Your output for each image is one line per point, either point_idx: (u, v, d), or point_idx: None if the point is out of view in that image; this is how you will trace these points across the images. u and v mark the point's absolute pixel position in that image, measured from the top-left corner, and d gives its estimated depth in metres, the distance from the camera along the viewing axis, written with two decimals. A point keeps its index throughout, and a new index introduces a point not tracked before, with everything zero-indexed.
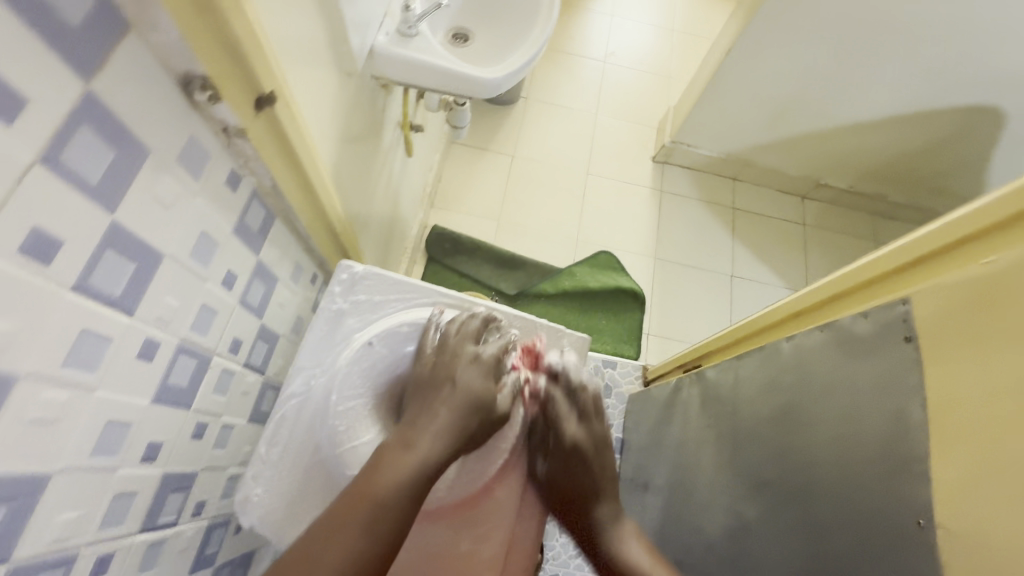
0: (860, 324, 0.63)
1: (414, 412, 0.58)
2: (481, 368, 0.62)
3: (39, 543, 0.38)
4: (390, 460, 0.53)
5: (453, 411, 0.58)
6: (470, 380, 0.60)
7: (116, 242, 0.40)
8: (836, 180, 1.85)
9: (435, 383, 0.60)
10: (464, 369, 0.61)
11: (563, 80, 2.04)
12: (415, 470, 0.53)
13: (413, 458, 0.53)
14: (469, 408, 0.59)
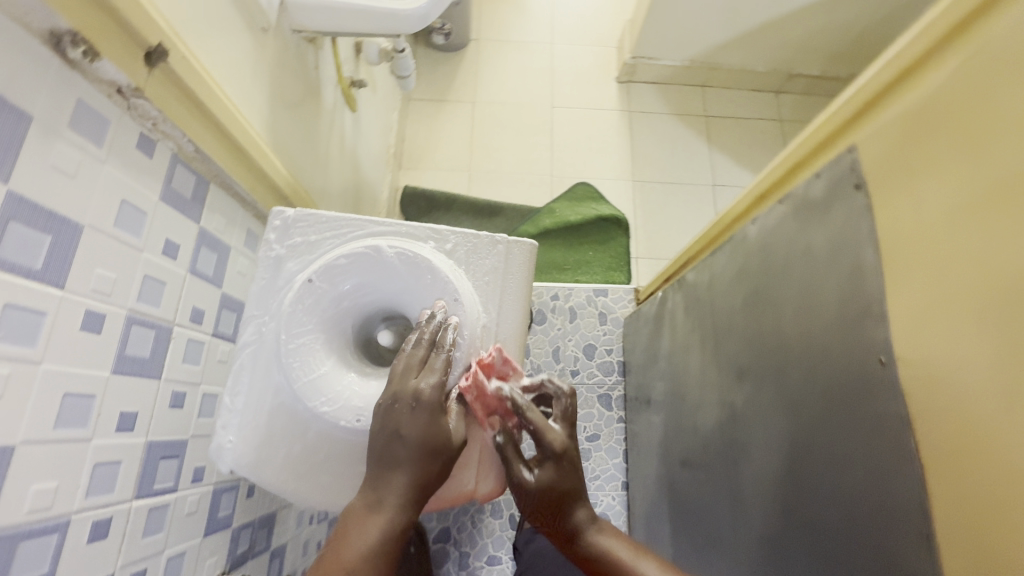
0: (815, 187, 0.61)
1: (374, 475, 0.51)
2: (431, 409, 0.51)
3: (17, 511, 0.40)
4: (358, 526, 0.48)
5: (409, 465, 0.50)
6: (419, 429, 0.51)
7: (20, 213, 0.39)
8: (807, 68, 1.79)
9: (385, 441, 0.51)
10: (406, 420, 0.50)
11: (512, 13, 1.95)
12: (382, 539, 0.48)
13: (377, 526, 0.48)
14: (428, 459, 0.50)
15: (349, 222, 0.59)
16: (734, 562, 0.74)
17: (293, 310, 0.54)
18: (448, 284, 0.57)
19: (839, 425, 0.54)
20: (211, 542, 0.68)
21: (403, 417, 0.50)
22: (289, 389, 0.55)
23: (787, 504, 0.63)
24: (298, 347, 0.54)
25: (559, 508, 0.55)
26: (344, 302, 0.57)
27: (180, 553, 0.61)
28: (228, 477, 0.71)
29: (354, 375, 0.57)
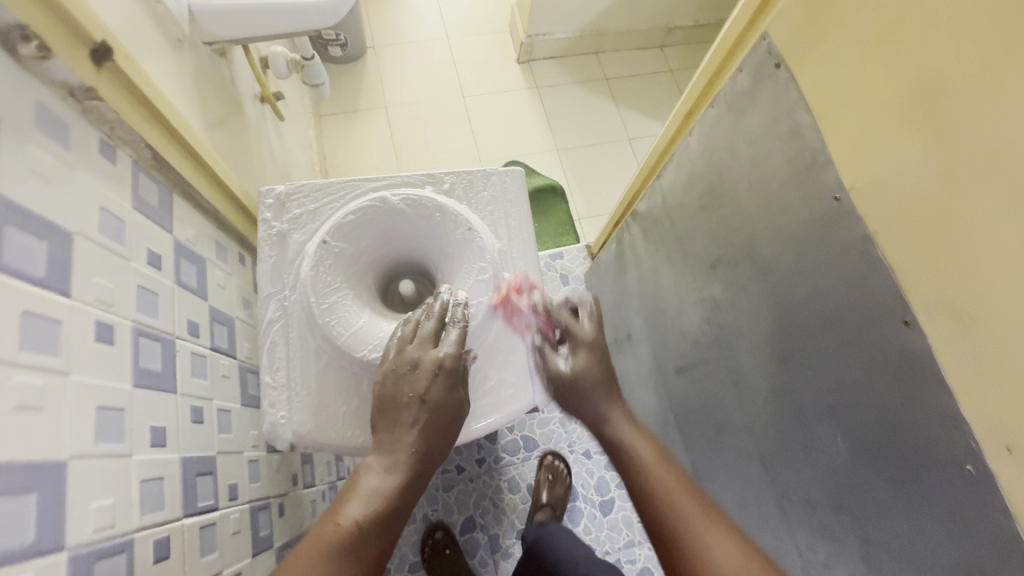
0: (739, 80, 0.70)
1: (389, 434, 0.50)
2: (453, 371, 0.54)
3: (83, 530, 0.37)
4: (365, 487, 0.46)
5: (428, 428, 0.50)
6: (440, 393, 0.52)
7: (14, 217, 0.37)
8: (682, 21, 1.97)
9: (403, 406, 0.51)
10: (429, 383, 0.52)
11: (402, 17, 1.98)
12: (396, 494, 0.46)
13: (388, 486, 0.46)
14: (448, 428, 0.52)
15: (340, 185, 0.63)
16: (751, 434, 0.82)
17: (314, 273, 0.58)
18: (458, 218, 0.62)
19: (811, 267, 0.63)
20: (260, 563, 0.65)
21: (426, 382, 0.52)
22: (331, 347, 0.58)
23: (784, 357, 0.71)
24: (330, 305, 0.58)
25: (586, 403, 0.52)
26: (362, 257, 0.62)
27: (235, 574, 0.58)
28: (259, 496, 0.68)
29: (388, 321, 0.61)
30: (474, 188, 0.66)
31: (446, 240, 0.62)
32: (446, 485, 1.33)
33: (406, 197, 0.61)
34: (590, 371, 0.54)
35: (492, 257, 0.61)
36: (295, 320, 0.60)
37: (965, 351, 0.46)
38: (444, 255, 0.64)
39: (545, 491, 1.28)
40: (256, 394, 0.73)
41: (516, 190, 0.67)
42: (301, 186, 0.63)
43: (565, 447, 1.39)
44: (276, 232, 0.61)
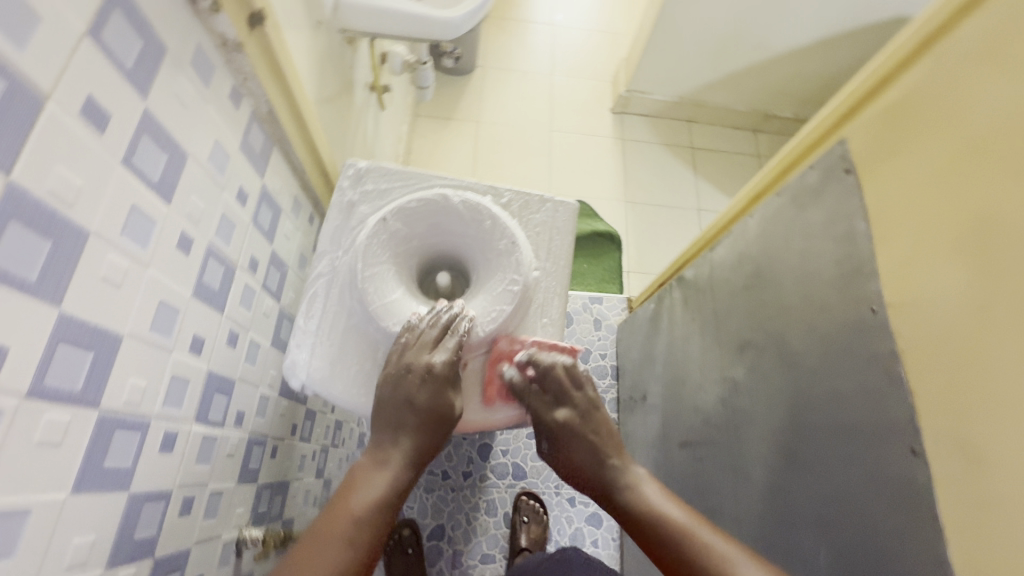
0: (809, 176, 0.72)
1: (380, 434, 0.56)
2: (444, 380, 0.59)
3: (117, 398, 0.43)
4: (364, 481, 0.52)
5: (417, 432, 0.56)
6: (427, 400, 0.57)
7: (150, 128, 0.45)
8: (781, 110, 2.00)
9: (395, 407, 0.57)
10: (418, 389, 0.57)
11: (516, 47, 2.12)
12: (388, 493, 0.51)
13: (382, 482, 0.52)
14: (435, 431, 0.57)
15: (413, 173, 0.69)
16: (738, 526, 0.80)
17: (365, 242, 0.63)
18: (507, 230, 0.66)
19: (835, 371, 0.62)
20: (242, 491, 0.69)
21: (416, 387, 0.57)
22: (361, 311, 0.63)
23: (788, 456, 0.69)
24: (372, 273, 0.63)
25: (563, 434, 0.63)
26: (412, 240, 0.67)
27: (219, 492, 0.62)
28: (260, 431, 0.73)
29: (418, 303, 0.66)
30: (529, 208, 0.71)
31: (491, 246, 0.66)
32: (429, 487, 1.34)
33: (466, 199, 0.66)
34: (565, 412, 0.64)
35: (525, 274, 0.65)
36: (339, 280, 0.66)
37: (967, 494, 0.45)
38: (484, 259, 0.68)
39: (523, 536, 1.25)
40: (286, 340, 0.79)
41: (567, 220, 0.72)
42: (380, 165, 0.70)
43: (551, 487, 1.38)
44: (348, 199, 0.68)
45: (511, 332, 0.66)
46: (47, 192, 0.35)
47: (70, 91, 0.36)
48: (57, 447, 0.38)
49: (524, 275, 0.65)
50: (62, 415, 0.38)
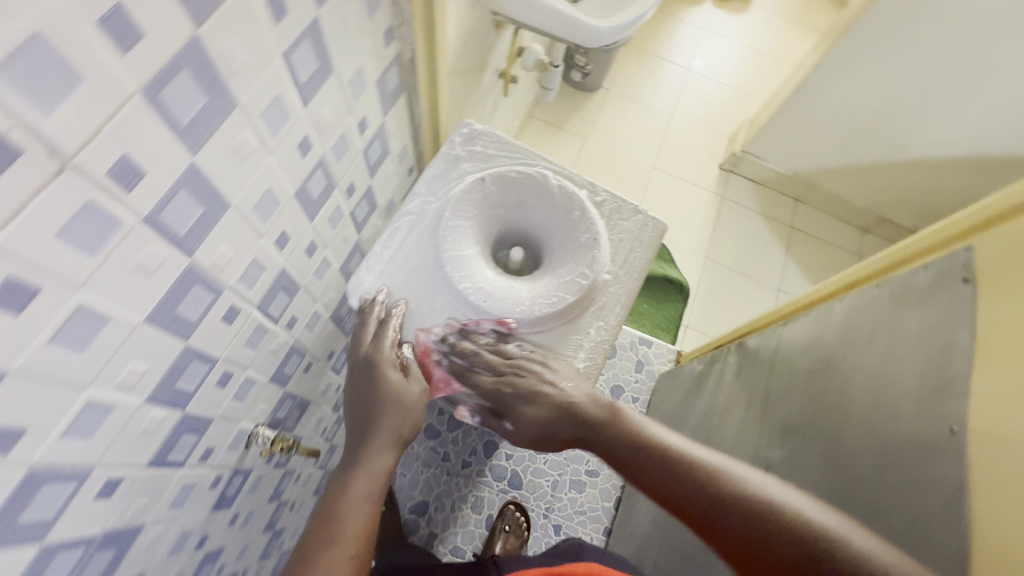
0: (918, 277, 0.68)
1: (354, 444, 0.57)
2: (393, 378, 0.60)
3: (207, 257, 0.47)
4: (349, 488, 0.53)
5: (388, 439, 0.57)
6: (389, 402, 0.58)
7: (314, 35, 0.49)
8: (900, 218, 1.87)
9: (367, 417, 0.58)
10: (384, 397, 0.59)
11: (645, 80, 2.14)
12: (372, 495, 0.53)
13: (364, 489, 0.53)
14: (402, 438, 0.58)
15: (520, 149, 0.72)
16: None
17: (460, 194, 0.67)
18: (590, 225, 0.67)
19: (892, 487, 0.58)
20: (270, 390, 0.73)
21: (384, 391, 0.59)
22: (435, 256, 0.67)
23: None
24: (456, 223, 0.66)
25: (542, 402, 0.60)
26: (500, 208, 0.70)
27: (252, 381, 0.66)
28: (303, 343, 0.77)
29: (487, 266, 0.68)
30: (618, 213, 0.71)
31: (571, 236, 0.67)
32: (427, 462, 1.36)
33: (562, 185, 0.68)
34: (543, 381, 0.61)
35: (593, 272, 0.65)
36: (425, 223, 0.70)
37: None
38: (561, 248, 0.69)
39: (498, 543, 1.23)
40: (352, 270, 0.83)
41: (651, 236, 0.71)
42: (493, 132, 0.73)
43: (541, 507, 1.34)
44: (454, 155, 0.72)
45: (564, 323, 0.67)
46: (219, 54, 0.39)
47: None
48: (150, 276, 0.41)
49: (593, 274, 0.66)
50: (164, 252, 0.42)
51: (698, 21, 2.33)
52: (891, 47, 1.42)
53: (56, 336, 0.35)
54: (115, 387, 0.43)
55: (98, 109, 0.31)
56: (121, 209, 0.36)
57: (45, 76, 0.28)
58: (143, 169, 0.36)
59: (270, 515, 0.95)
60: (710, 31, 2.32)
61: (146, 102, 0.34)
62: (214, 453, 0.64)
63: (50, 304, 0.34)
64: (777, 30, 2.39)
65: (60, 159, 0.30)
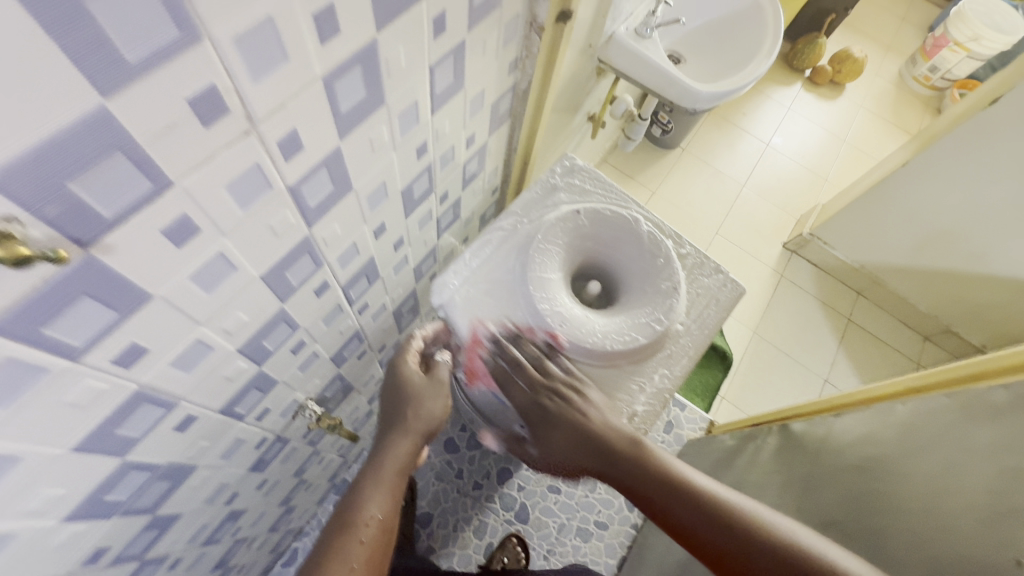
0: (997, 394, 0.65)
1: (377, 437, 0.62)
2: (410, 376, 0.65)
3: (321, 232, 0.51)
4: (371, 479, 0.57)
5: (410, 439, 0.61)
6: (404, 396, 0.63)
7: (457, 55, 0.54)
8: (968, 333, 1.78)
9: (394, 414, 0.62)
10: (411, 399, 0.63)
11: (722, 147, 2.17)
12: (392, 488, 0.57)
13: (384, 484, 0.57)
14: (417, 431, 0.62)
15: (616, 190, 0.77)
16: None
17: (555, 220, 0.70)
18: (673, 274, 0.70)
19: None
20: (327, 369, 0.76)
21: (411, 394, 0.63)
22: (521, 273, 0.70)
23: None
24: (546, 246, 0.69)
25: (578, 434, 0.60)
26: (588, 240, 0.72)
27: (317, 355, 0.69)
28: (365, 331, 0.80)
29: (568, 292, 0.70)
30: (696, 269, 0.74)
31: (652, 281, 0.70)
32: (440, 475, 1.36)
33: (652, 231, 0.71)
34: (579, 407, 0.62)
35: (669, 319, 0.67)
36: (514, 239, 0.73)
37: None
38: (639, 290, 0.71)
39: None
40: (422, 273, 0.87)
41: (726, 298, 0.74)
42: (591, 169, 0.78)
43: (543, 548, 1.31)
44: (553, 183, 0.76)
45: (631, 363, 0.68)
46: (384, 58, 0.43)
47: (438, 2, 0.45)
48: (276, 238, 0.45)
49: (667, 322, 0.67)
50: (293, 220, 0.46)
51: (784, 101, 2.36)
52: (987, 158, 1.40)
53: (195, 274, 0.39)
54: (219, 331, 0.46)
55: (289, 87, 0.36)
56: (276, 174, 0.40)
57: (264, 52, 0.32)
58: (303, 143, 0.41)
59: (289, 489, 0.97)
60: (795, 112, 2.34)
61: (323, 88, 0.39)
62: (268, 416, 0.68)
63: (201, 245, 0.38)
64: (863, 123, 2.39)
65: (249, 122, 0.35)
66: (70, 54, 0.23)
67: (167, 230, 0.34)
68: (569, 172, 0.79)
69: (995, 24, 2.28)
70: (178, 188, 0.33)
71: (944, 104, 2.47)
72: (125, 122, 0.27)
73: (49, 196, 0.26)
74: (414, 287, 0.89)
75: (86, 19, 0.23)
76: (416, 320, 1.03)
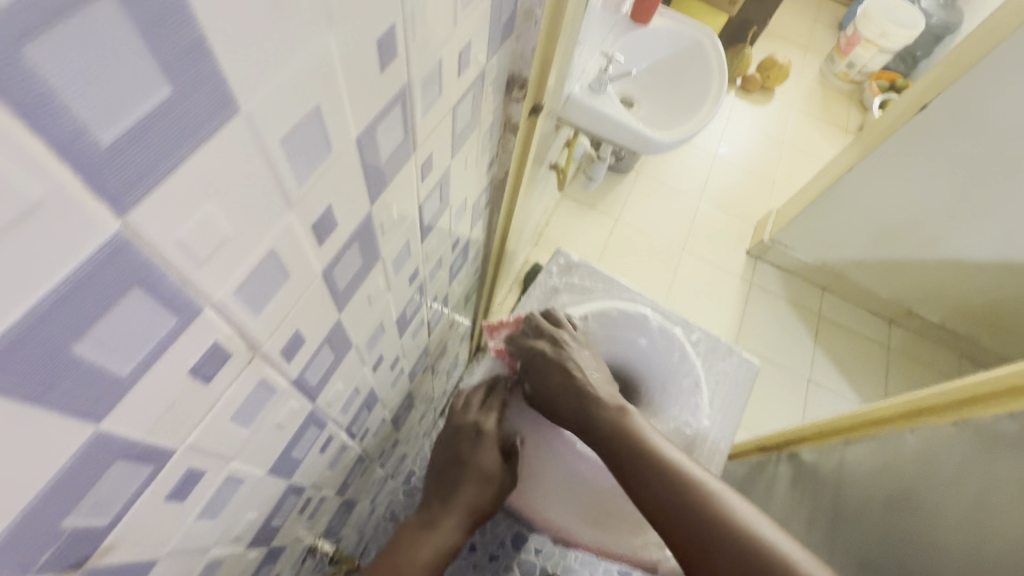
0: (1003, 425, 0.68)
1: (433, 503, 0.68)
2: (473, 454, 0.71)
3: (323, 399, 0.47)
4: (419, 540, 0.64)
5: (458, 516, 0.67)
6: (468, 474, 0.69)
7: (443, 183, 0.51)
8: (927, 313, 1.88)
9: (451, 484, 0.69)
10: (469, 468, 0.70)
11: (673, 164, 2.23)
12: (430, 553, 0.63)
13: (427, 544, 0.63)
14: (463, 510, 0.67)
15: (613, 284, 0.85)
16: None
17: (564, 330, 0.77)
18: (689, 371, 0.78)
19: None
20: (333, 502, 0.70)
21: (469, 467, 0.69)
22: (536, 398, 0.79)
23: None
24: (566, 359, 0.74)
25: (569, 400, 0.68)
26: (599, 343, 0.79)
27: (325, 497, 0.64)
28: (367, 449, 0.75)
29: None
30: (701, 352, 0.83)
31: (676, 380, 0.77)
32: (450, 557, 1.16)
33: (659, 325, 0.80)
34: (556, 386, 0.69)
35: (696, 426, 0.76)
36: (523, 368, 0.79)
37: None
38: (661, 391, 0.77)
39: None
40: (417, 371, 0.83)
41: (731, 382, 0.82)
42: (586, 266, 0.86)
43: None
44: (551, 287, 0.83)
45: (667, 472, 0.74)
46: (379, 222, 0.40)
47: (425, 151, 0.42)
48: (282, 431, 0.41)
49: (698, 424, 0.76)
50: (298, 405, 0.41)
51: (722, 111, 2.46)
52: (919, 155, 1.49)
53: (203, 510, 0.34)
54: (229, 543, 0.41)
55: (292, 299, 0.32)
56: (281, 377, 0.36)
57: (266, 284, 0.28)
58: (305, 337, 0.37)
59: None
60: (734, 120, 2.44)
61: (324, 280, 0.35)
62: None
63: (207, 484, 0.33)
64: (797, 123, 2.52)
65: (252, 350, 0.30)
66: (57, 407, 0.19)
67: (171, 493, 0.29)
68: (567, 268, 0.86)
69: (898, 20, 2.47)
70: (182, 450, 0.28)
71: (865, 96, 2.63)
72: (122, 430, 0.23)
73: (39, 544, 0.21)
74: (411, 385, 0.84)
75: (76, 363, 0.19)
76: (412, 411, 0.98)
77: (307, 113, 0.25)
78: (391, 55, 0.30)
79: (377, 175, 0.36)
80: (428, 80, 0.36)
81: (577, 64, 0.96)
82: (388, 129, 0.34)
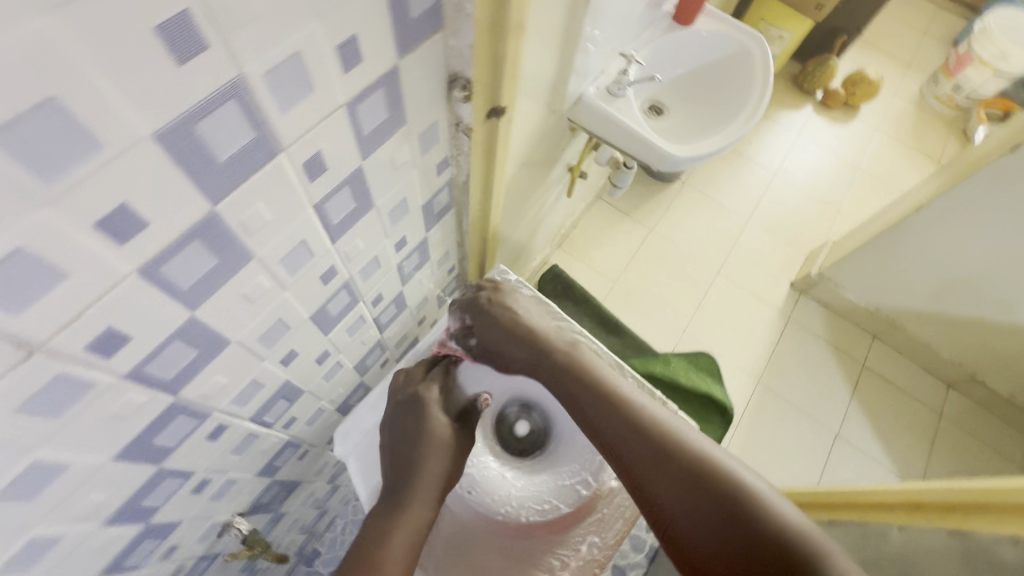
0: (1006, 551, 0.55)
1: (395, 489, 0.62)
2: (427, 424, 0.64)
3: (195, 391, 0.45)
4: (392, 534, 0.58)
5: (427, 498, 0.61)
6: (428, 446, 0.63)
7: (355, 183, 0.48)
8: (996, 382, 1.63)
9: (410, 461, 0.62)
10: (428, 440, 0.64)
11: (726, 178, 2.07)
12: (405, 541, 0.58)
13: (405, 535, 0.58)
14: (432, 492, 0.62)
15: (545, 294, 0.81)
16: None
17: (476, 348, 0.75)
18: None
19: None
20: (255, 483, 0.70)
21: (423, 444, 0.63)
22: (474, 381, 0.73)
23: None
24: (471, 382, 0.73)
25: (527, 352, 0.66)
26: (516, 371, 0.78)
27: (235, 480, 0.64)
28: (300, 436, 0.74)
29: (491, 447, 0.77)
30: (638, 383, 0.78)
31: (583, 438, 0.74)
32: None
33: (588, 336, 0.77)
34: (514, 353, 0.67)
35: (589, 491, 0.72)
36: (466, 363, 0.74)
37: None
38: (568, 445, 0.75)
39: None
40: (368, 364, 0.81)
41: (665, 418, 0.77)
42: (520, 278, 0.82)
43: None
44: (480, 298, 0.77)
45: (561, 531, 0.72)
46: (238, 222, 0.38)
47: (304, 149, 0.39)
48: (124, 421, 0.40)
49: (595, 484, 0.72)
50: (144, 398, 0.40)
51: (794, 125, 2.24)
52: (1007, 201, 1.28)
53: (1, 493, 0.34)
54: (66, 520, 0.41)
55: (83, 296, 0.30)
56: (97, 372, 0.34)
57: (18, 282, 0.26)
58: (128, 334, 0.35)
59: None
60: (806, 137, 2.22)
61: (146, 279, 0.33)
62: (178, 548, 0.62)
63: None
64: (880, 147, 2.25)
65: (25, 346, 0.29)
66: None
67: None
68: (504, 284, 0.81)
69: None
70: None
71: (969, 126, 2.31)
72: None
73: None
74: (363, 376, 0.82)
75: None
76: None
77: (35, 105, 0.22)
78: (193, 47, 0.27)
79: (214, 174, 0.33)
80: (279, 73, 0.33)
81: (588, 62, 0.89)
82: (220, 125, 0.31)
